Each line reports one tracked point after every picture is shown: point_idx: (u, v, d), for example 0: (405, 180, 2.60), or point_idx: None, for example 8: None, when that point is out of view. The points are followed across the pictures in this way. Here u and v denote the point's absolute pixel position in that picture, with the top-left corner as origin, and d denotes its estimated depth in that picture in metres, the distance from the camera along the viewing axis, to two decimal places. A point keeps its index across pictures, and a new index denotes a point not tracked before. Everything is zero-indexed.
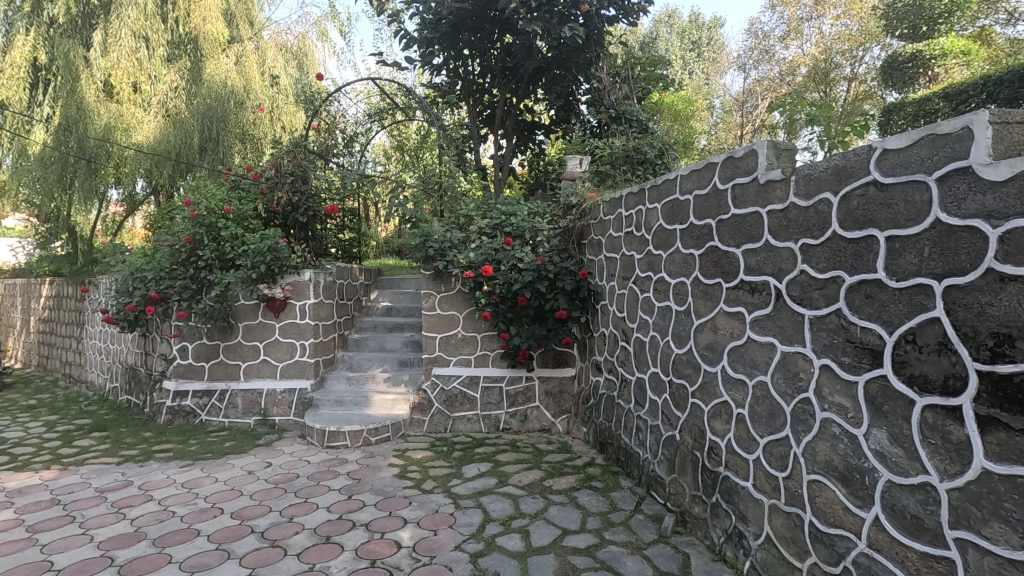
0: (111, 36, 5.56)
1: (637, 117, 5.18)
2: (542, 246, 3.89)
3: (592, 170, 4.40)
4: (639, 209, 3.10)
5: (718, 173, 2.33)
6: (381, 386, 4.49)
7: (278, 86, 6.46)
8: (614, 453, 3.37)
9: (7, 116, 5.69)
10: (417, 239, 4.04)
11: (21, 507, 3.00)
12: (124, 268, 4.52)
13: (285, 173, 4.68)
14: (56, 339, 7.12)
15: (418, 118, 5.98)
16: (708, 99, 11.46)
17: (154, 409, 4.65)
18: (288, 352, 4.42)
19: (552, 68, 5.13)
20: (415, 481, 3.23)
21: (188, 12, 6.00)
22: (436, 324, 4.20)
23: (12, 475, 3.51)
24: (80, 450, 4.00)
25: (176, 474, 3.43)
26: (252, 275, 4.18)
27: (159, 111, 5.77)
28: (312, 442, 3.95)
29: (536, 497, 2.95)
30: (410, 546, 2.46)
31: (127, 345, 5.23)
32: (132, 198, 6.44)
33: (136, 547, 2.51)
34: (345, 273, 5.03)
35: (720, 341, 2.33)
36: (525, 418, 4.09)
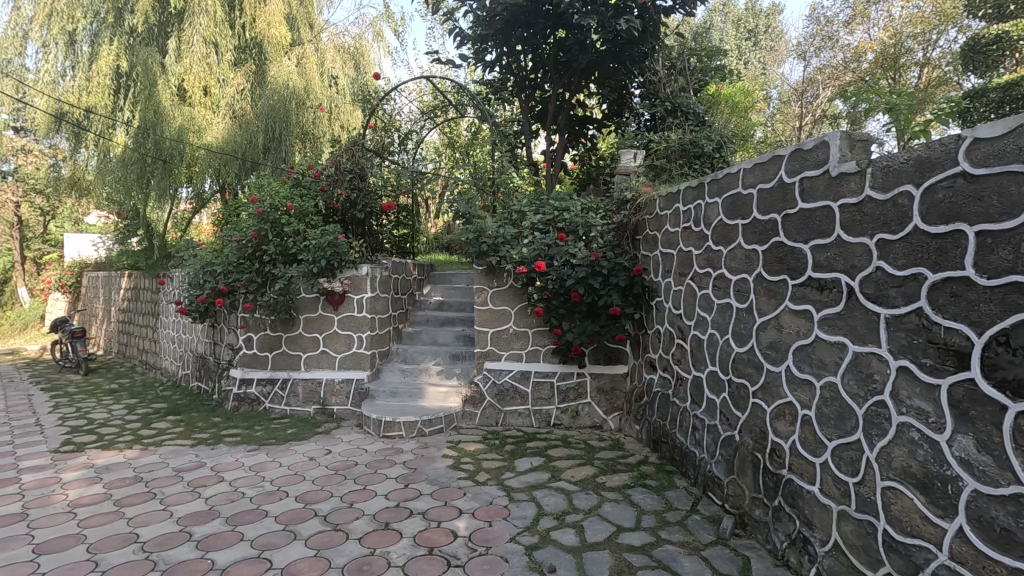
0: (185, 43, 5.90)
1: (694, 110, 5.17)
2: (595, 241, 3.87)
3: (647, 164, 4.33)
4: (698, 204, 3.02)
5: (784, 166, 2.25)
6: (434, 379, 4.58)
7: (336, 86, 6.67)
8: (668, 452, 3.32)
9: (93, 120, 6.12)
10: (471, 236, 4.09)
11: (108, 483, 3.24)
12: (196, 262, 4.78)
13: (343, 171, 4.84)
14: (133, 328, 7.64)
15: (470, 114, 6.06)
16: (765, 89, 11.02)
17: (222, 396, 4.92)
18: (346, 344, 4.57)
19: (607, 62, 4.96)
20: (468, 472, 3.29)
21: (254, 17, 6.29)
22: (488, 319, 4.26)
23: (99, 453, 3.80)
24: (158, 432, 4.28)
25: (244, 457, 3.62)
26: (313, 270, 4.35)
27: (227, 113, 6.12)
28: (369, 431, 4.09)
29: (589, 493, 2.94)
30: (466, 536, 2.51)
31: (197, 335, 5.55)
32: (201, 196, 6.82)
33: (211, 524, 2.68)
34: (399, 268, 5.15)
35: (785, 340, 2.25)
36: (576, 414, 4.08)
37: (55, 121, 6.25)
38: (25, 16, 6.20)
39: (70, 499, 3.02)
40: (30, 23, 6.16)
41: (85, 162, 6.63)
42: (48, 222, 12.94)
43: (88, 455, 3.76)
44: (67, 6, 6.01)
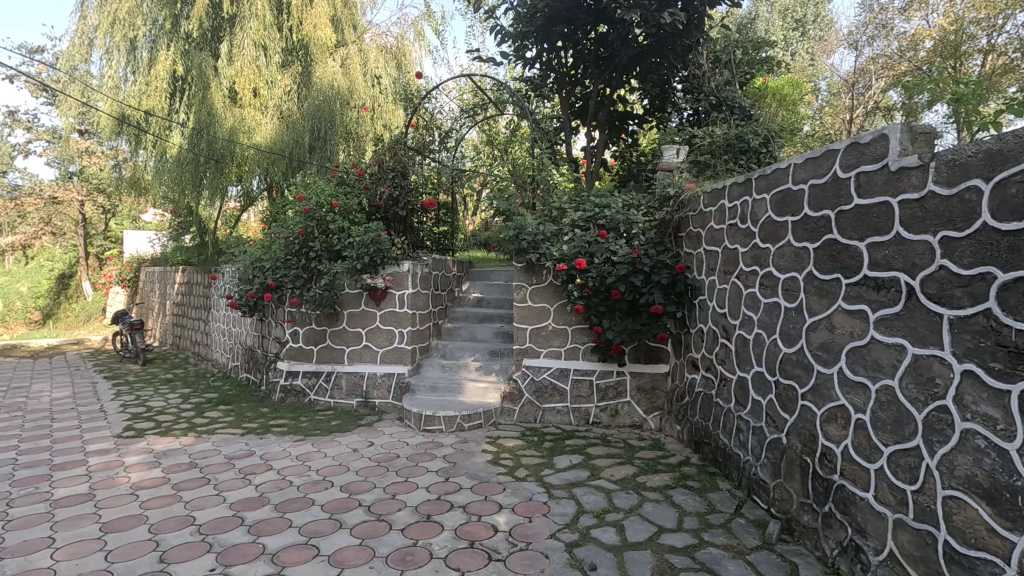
0: (236, 47, 6.13)
1: (740, 104, 5.08)
2: (637, 239, 3.83)
3: (690, 161, 4.26)
4: (745, 200, 2.95)
5: (839, 160, 2.17)
6: (473, 375, 4.63)
7: (379, 86, 6.78)
8: (710, 453, 3.26)
9: (152, 122, 6.41)
10: (511, 233, 4.10)
11: (166, 467, 3.41)
12: (246, 258, 4.95)
13: (386, 169, 4.94)
14: (186, 321, 8.00)
15: (510, 111, 6.06)
16: (814, 80, 10.56)
17: (269, 387, 5.10)
18: (387, 339, 4.66)
19: (648, 57, 4.97)
20: (507, 468, 3.31)
21: (302, 20, 6.47)
22: (527, 316, 4.27)
23: (158, 439, 4.00)
24: (210, 421, 4.47)
25: (291, 447, 3.75)
26: (357, 266, 4.45)
27: (274, 113, 6.32)
28: (409, 425, 4.16)
29: (630, 492, 2.92)
30: (507, 531, 2.53)
31: (246, 329, 5.76)
32: (249, 194, 7.07)
33: (261, 510, 2.78)
34: (439, 264, 5.22)
35: (837, 341, 2.18)
36: (615, 413, 4.05)
37: (116, 123, 6.57)
38: (89, 24, 6.53)
39: (132, 481, 3.19)
40: (94, 31, 6.49)
41: (143, 163, 6.95)
42: (109, 220, 13.70)
43: (147, 441, 3.97)
44: (128, 14, 6.30)
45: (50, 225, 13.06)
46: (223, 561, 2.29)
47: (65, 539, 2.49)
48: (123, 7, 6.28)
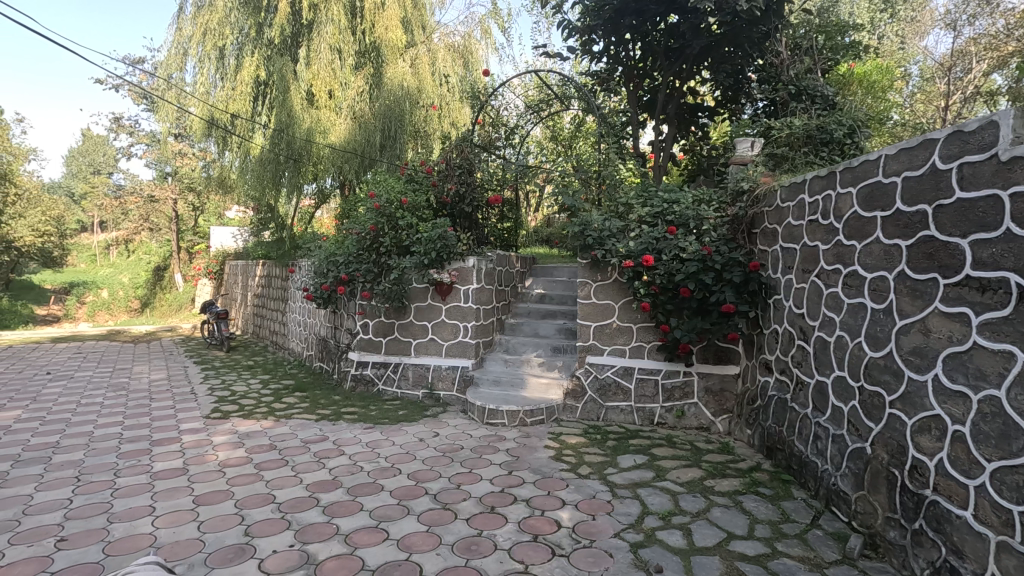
0: (313, 51, 6.46)
1: (823, 92, 4.78)
2: (708, 235, 3.69)
3: (766, 154, 4.03)
4: (827, 194, 2.78)
5: (938, 150, 2.00)
6: (536, 370, 4.65)
7: (446, 85, 6.92)
8: (784, 460, 3.11)
9: (238, 124, 6.85)
10: (576, 229, 4.07)
11: (250, 448, 3.65)
12: (321, 253, 5.19)
13: (454, 166, 5.02)
14: (266, 312, 8.51)
15: (575, 107, 6.01)
16: (903, 65, 9.73)
17: (341, 376, 5.35)
18: (452, 333, 4.76)
19: (722, 45, 4.74)
20: (570, 464, 3.31)
21: (373, 23, 6.69)
22: (591, 313, 4.23)
23: (241, 421, 4.29)
24: (288, 406, 4.74)
25: (361, 434, 3.91)
26: (424, 261, 4.56)
27: (348, 114, 6.59)
28: (473, 418, 4.24)
29: (697, 496, 2.84)
30: (570, 527, 2.53)
31: (320, 320, 6.06)
32: (323, 191, 7.42)
33: (335, 492, 2.92)
34: (503, 260, 5.27)
35: (933, 346, 2.02)
36: (681, 414, 3.95)
37: (206, 126, 7.06)
38: (185, 35, 7.05)
39: (219, 459, 3.45)
40: (188, 42, 6.99)
41: (229, 163, 7.43)
42: (198, 217, 14.76)
43: (232, 422, 4.26)
44: (218, 24, 6.73)
45: (148, 222, 14.25)
46: (301, 538, 2.43)
47: (163, 508, 2.72)
48: (214, 18, 6.71)
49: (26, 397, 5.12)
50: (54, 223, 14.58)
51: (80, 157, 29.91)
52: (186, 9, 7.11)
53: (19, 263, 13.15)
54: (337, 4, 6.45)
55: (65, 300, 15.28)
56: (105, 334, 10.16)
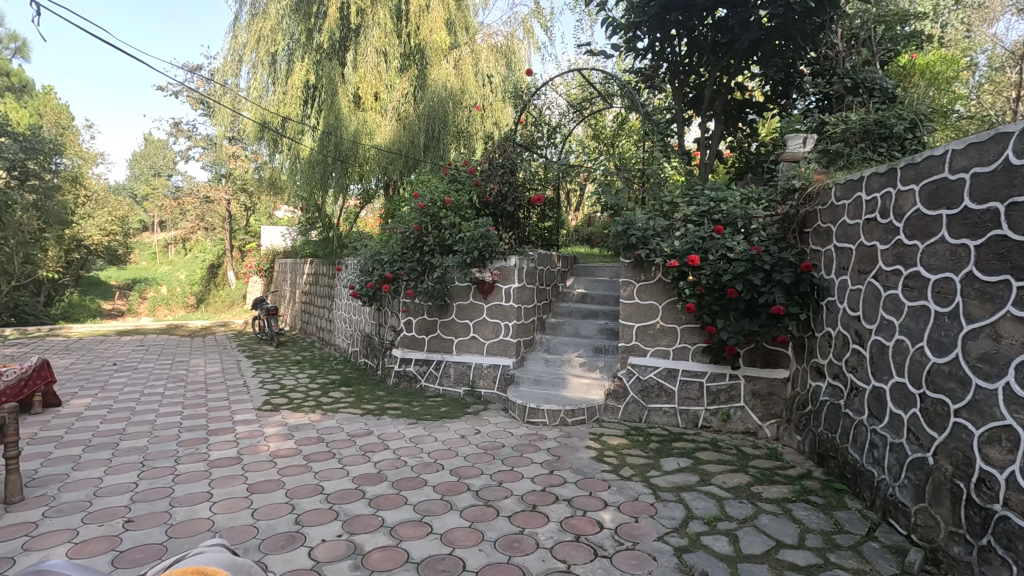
0: (360, 55, 6.63)
1: (881, 84, 4.64)
2: (756, 235, 3.59)
3: (820, 150, 3.91)
4: (887, 191, 2.66)
5: (1012, 145, 1.89)
6: (577, 370, 4.63)
7: (489, 85, 6.97)
8: (837, 468, 2.99)
9: (288, 127, 7.08)
10: (619, 228, 4.03)
11: (299, 440, 3.78)
12: (367, 252, 5.31)
13: (496, 166, 5.04)
14: (313, 309, 8.79)
15: (618, 104, 5.95)
16: (969, 55, 9.17)
17: (385, 372, 5.48)
18: (494, 331, 4.80)
19: (772, 39, 4.56)
20: (612, 466, 3.28)
21: (418, 25, 6.81)
22: (634, 313, 4.18)
23: (291, 413, 4.45)
24: (335, 400, 4.88)
25: (405, 429, 3.99)
26: (466, 260, 4.60)
27: (393, 116, 6.72)
28: (514, 416, 4.26)
29: (744, 502, 2.77)
30: (612, 528, 2.51)
31: (365, 317, 6.22)
32: (368, 192, 7.60)
33: (380, 486, 2.99)
34: (544, 260, 5.27)
35: (1004, 353, 1.90)
36: (727, 418, 3.86)
37: (259, 129, 7.33)
38: (240, 42, 7.34)
39: (271, 450, 3.59)
40: (243, 49, 7.26)
41: (279, 165, 7.69)
42: (250, 218, 15.35)
43: (282, 415, 4.42)
44: (270, 31, 6.98)
45: (204, 222, 14.92)
46: (348, 529, 2.50)
47: (219, 495, 2.85)
48: (267, 25, 6.96)
49: (95, 386, 5.45)
50: (119, 223, 15.45)
51: (143, 160, 31.60)
52: (241, 17, 7.41)
53: (88, 261, 13.99)
54: (383, 8, 6.59)
55: (128, 296, 16.18)
56: (165, 328, 10.72)
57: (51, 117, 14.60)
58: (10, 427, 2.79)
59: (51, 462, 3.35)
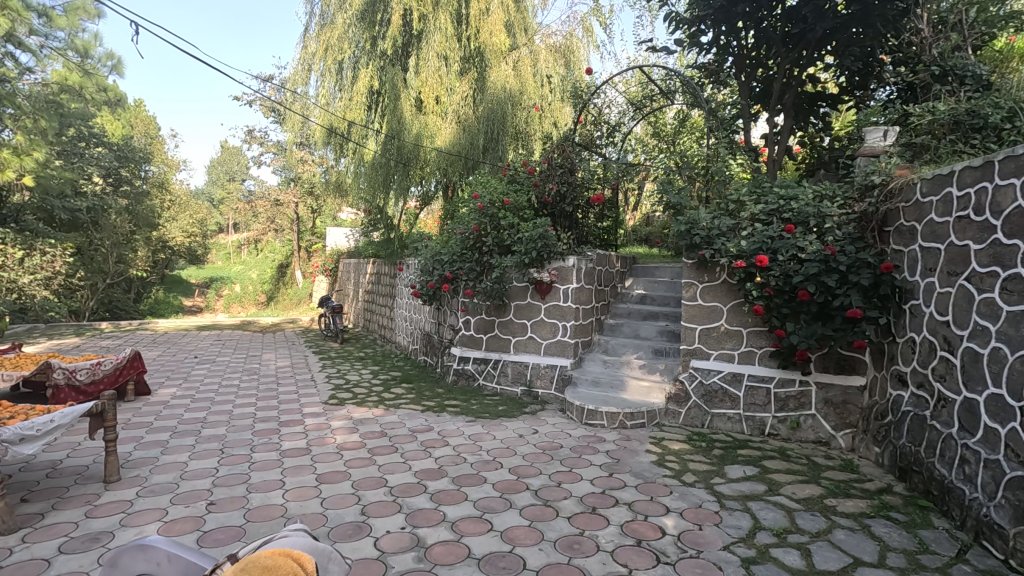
0: (422, 60, 6.80)
1: (974, 71, 4.27)
2: (831, 234, 3.41)
3: (903, 143, 3.66)
4: (982, 186, 2.46)
5: None
6: (636, 372, 4.56)
7: (548, 84, 6.96)
8: (921, 484, 2.79)
9: (353, 131, 7.33)
10: (682, 228, 3.93)
11: (363, 433, 3.92)
12: (427, 252, 5.44)
13: (555, 166, 5.04)
14: (375, 307, 9.10)
15: (680, 101, 5.80)
16: None
17: (445, 369, 5.60)
18: (551, 331, 4.79)
19: (848, 27, 4.32)
20: (674, 471, 3.20)
21: (478, 29, 6.90)
22: (697, 315, 4.07)
23: (356, 408, 4.62)
24: (396, 396, 5.03)
25: (464, 426, 4.06)
26: (525, 260, 4.62)
27: (452, 119, 6.85)
28: (572, 417, 4.25)
29: (816, 515, 2.63)
30: (675, 535, 2.46)
31: (425, 316, 6.37)
32: (427, 193, 7.77)
33: (441, 481, 3.06)
34: (603, 260, 5.22)
35: None
36: (796, 426, 3.69)
37: (326, 134, 7.63)
38: (309, 52, 7.65)
39: (337, 442, 3.74)
40: (312, 58, 7.58)
41: (344, 169, 8.00)
42: (316, 219, 16.02)
43: (348, 409, 4.60)
44: (337, 40, 7.25)
45: (274, 224, 15.71)
46: (411, 521, 2.56)
47: (291, 484, 3.00)
48: (334, 35, 7.24)
49: (179, 377, 5.86)
50: (198, 225, 16.52)
51: (219, 167, 33.74)
52: (311, 28, 7.74)
53: (171, 261, 15.03)
54: (444, 13, 6.74)
55: (206, 293, 17.29)
56: (240, 324, 11.38)
57: (141, 128, 15.78)
58: (110, 412, 3.04)
59: (144, 445, 3.64)
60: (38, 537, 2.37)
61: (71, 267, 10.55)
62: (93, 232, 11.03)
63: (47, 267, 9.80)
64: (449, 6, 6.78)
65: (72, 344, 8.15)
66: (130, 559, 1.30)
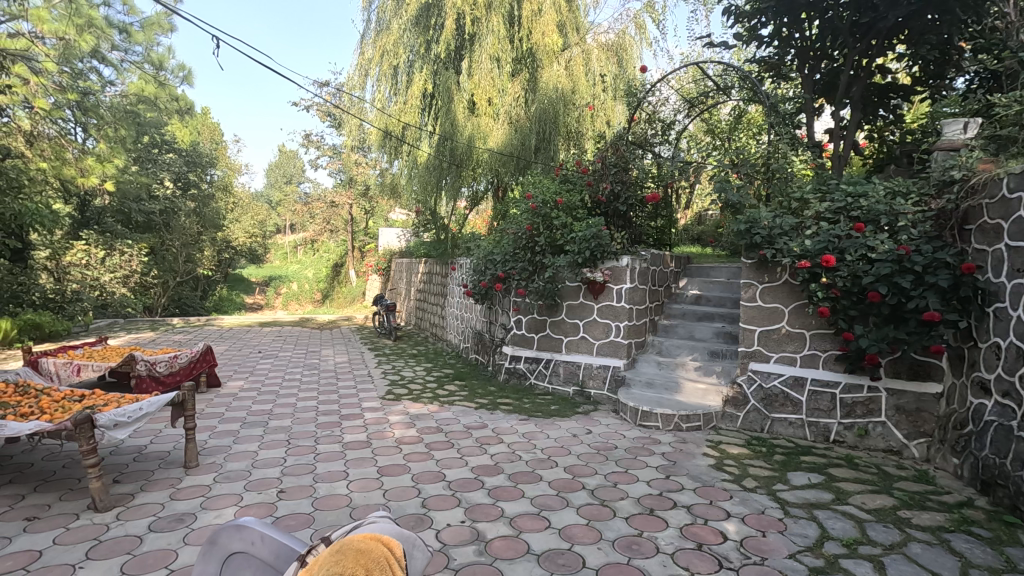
0: (475, 63, 6.89)
1: None
2: (905, 233, 3.26)
3: (985, 136, 3.49)
4: None
5: None
6: (692, 374, 4.48)
7: (601, 83, 6.91)
8: (1007, 499, 2.62)
9: (407, 133, 7.49)
10: (741, 227, 3.83)
11: (421, 428, 4.03)
12: (480, 251, 5.52)
13: (609, 165, 4.98)
14: (427, 306, 9.30)
15: (737, 97, 5.65)
16: None
17: (496, 368, 5.68)
18: (604, 331, 4.77)
19: (924, 15, 4.09)
20: (733, 475, 3.14)
21: (530, 29, 6.93)
22: (756, 317, 3.96)
23: (411, 403, 4.74)
24: (449, 393, 5.14)
25: (517, 424, 4.10)
26: (578, 260, 4.62)
27: (504, 119, 6.89)
28: (625, 419, 4.22)
29: (889, 526, 2.52)
30: (738, 540, 2.41)
31: (477, 314, 6.48)
32: (477, 194, 7.89)
33: (498, 477, 3.10)
34: (657, 260, 5.16)
35: None
36: (864, 433, 3.54)
37: (381, 137, 7.85)
38: (366, 58, 7.86)
39: (396, 436, 3.86)
40: (368, 64, 7.81)
41: (397, 171, 8.22)
42: (369, 219, 16.47)
43: (404, 404, 4.73)
44: (393, 45, 7.44)
45: (329, 224, 16.28)
46: (470, 516, 2.62)
47: (355, 475, 3.12)
48: (390, 40, 7.43)
49: (247, 370, 6.19)
50: (259, 226, 17.32)
51: (278, 169, 35.27)
52: (367, 35, 7.97)
53: (234, 261, 15.85)
54: (497, 16, 6.81)
55: (266, 291, 18.10)
56: (299, 321, 11.82)
57: (207, 134, 16.68)
58: (190, 402, 3.23)
59: (217, 435, 3.86)
60: (131, 515, 2.57)
61: (146, 266, 11.23)
62: (165, 233, 11.78)
63: (125, 266, 10.45)
64: (502, 8, 6.84)
65: (149, 337, 8.74)
66: (228, 537, 1.40)
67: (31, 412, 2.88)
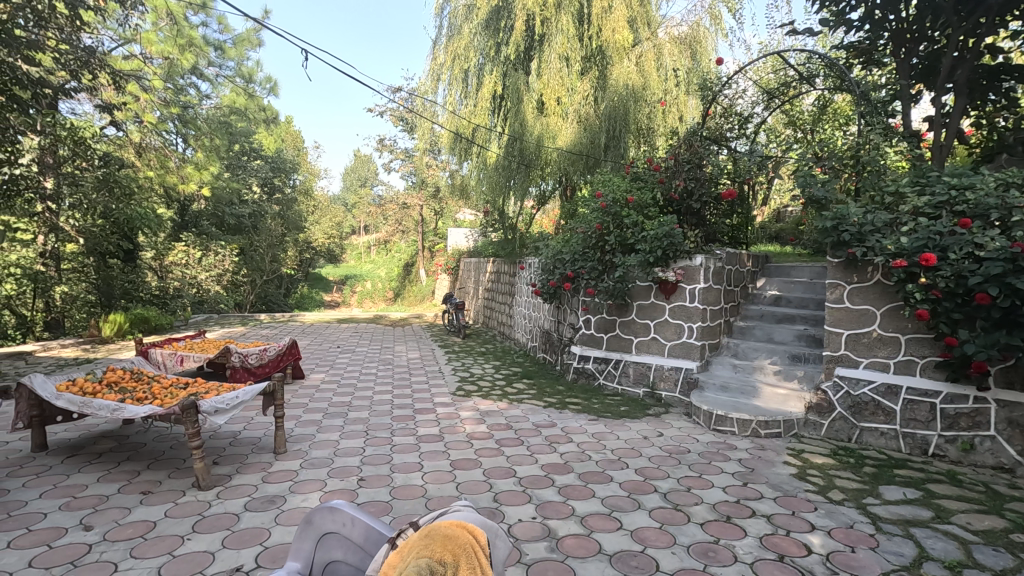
0: (544, 63, 6.89)
1: None
2: (1021, 228, 2.93)
3: None
4: None
5: None
6: (771, 379, 4.27)
7: (673, 78, 6.73)
8: None
9: (478, 134, 7.63)
10: (827, 224, 3.63)
11: (490, 425, 4.10)
12: (549, 251, 5.54)
13: (682, 162, 4.84)
14: (494, 305, 9.44)
15: (821, 86, 5.34)
16: None
17: (564, 367, 5.68)
18: (676, 332, 4.65)
19: None
20: (818, 486, 2.97)
21: (600, 27, 6.86)
22: (844, 319, 3.73)
23: (481, 400, 4.84)
24: (518, 390, 5.21)
25: (587, 424, 4.08)
26: (649, 259, 4.53)
27: (573, 118, 6.85)
28: (699, 422, 4.10)
29: (1000, 550, 2.30)
30: (824, 554, 2.28)
31: (544, 314, 6.51)
32: (544, 193, 7.92)
33: (568, 476, 3.11)
34: (733, 259, 4.97)
35: None
36: (969, 447, 3.25)
37: (452, 139, 8.04)
38: (438, 63, 8.11)
39: (467, 431, 3.95)
40: (441, 69, 8.04)
41: (466, 172, 8.40)
42: (439, 220, 16.93)
43: (474, 401, 4.84)
44: (464, 49, 7.60)
45: (401, 225, 16.86)
46: (542, 512, 2.64)
47: (428, 467, 3.23)
48: (461, 45, 7.60)
49: (326, 364, 6.55)
50: (336, 227, 18.25)
51: (354, 173, 37.03)
52: (439, 40, 8.19)
53: (314, 261, 16.81)
54: (566, 15, 6.78)
55: (342, 289, 19.04)
56: (373, 318, 12.34)
57: (291, 141, 17.77)
58: (280, 392, 3.42)
59: (302, 424, 4.11)
60: (229, 495, 2.79)
61: (236, 265, 12.05)
62: (253, 235, 12.67)
63: (219, 266, 11.32)
64: (571, 6, 6.81)
65: (241, 331, 9.47)
66: (322, 518, 1.50)
67: (145, 397, 3.19)
